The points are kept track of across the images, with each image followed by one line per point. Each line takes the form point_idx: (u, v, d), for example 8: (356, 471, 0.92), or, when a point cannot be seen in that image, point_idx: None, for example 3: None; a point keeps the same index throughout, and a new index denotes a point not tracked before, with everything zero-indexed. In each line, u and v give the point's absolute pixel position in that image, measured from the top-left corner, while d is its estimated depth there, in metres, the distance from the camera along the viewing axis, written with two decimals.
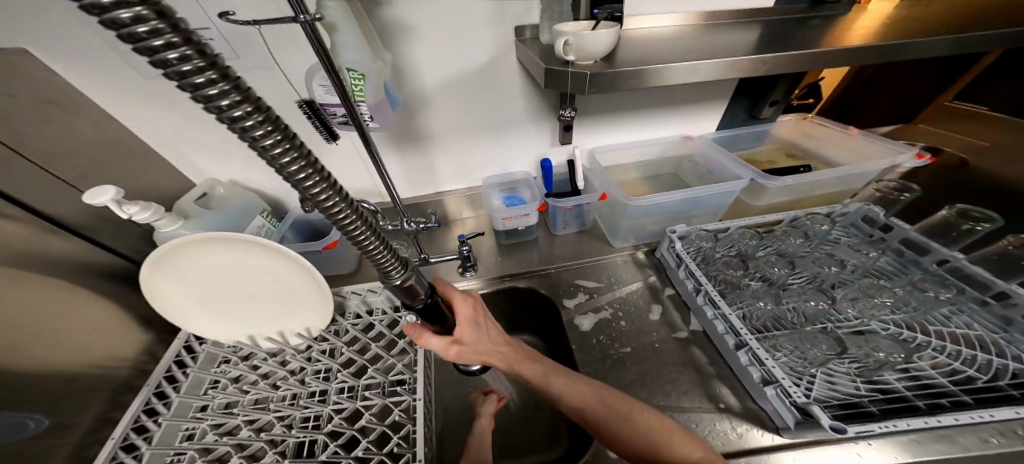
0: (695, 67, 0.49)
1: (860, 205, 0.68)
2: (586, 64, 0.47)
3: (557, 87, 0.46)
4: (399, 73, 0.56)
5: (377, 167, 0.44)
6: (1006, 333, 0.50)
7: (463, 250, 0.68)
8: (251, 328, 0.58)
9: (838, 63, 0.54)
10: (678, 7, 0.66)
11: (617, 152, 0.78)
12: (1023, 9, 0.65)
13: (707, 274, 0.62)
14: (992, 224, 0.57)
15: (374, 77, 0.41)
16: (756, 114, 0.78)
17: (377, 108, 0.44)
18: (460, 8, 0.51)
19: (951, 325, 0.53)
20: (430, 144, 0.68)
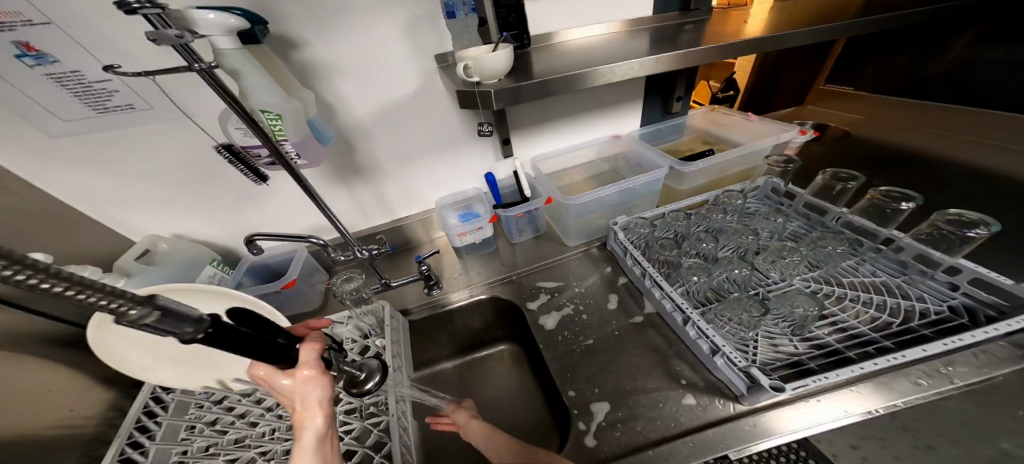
0: (624, 68, 0.57)
1: (765, 179, 0.80)
2: (490, 83, 0.50)
3: (469, 107, 0.50)
4: (326, 109, 0.59)
5: (315, 202, 0.48)
6: (905, 276, 0.58)
7: (422, 269, 0.69)
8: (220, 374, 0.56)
9: (716, 59, 0.64)
10: (603, 19, 0.76)
11: (553, 160, 0.84)
12: (847, 9, 0.81)
13: (650, 259, 0.68)
14: (857, 181, 0.69)
15: (293, 117, 0.43)
16: (668, 110, 0.90)
17: (302, 144, 0.45)
18: (380, 47, 0.56)
19: (859, 275, 0.61)
20: (376, 174, 0.71)
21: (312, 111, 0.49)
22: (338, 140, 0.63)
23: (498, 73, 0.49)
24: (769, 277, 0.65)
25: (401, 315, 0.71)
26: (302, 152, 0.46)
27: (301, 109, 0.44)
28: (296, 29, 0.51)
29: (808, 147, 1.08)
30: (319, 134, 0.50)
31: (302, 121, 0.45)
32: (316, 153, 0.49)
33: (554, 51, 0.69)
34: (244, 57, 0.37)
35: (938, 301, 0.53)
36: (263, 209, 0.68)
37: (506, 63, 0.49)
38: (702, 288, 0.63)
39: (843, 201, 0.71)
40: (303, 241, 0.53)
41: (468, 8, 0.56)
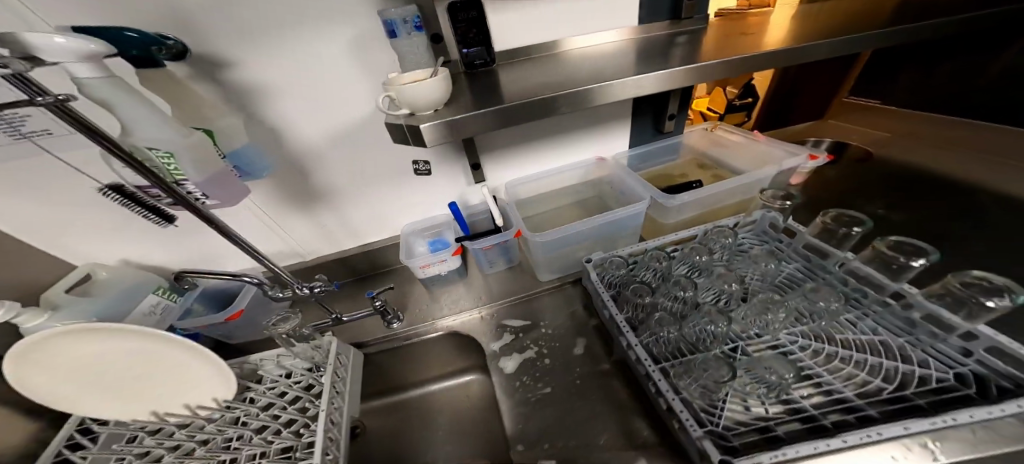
0: (638, 83, 0.53)
1: (764, 212, 0.73)
2: (425, 114, 0.44)
3: (400, 141, 0.44)
4: (259, 134, 0.55)
5: (248, 252, 0.45)
6: (909, 335, 0.50)
7: (376, 305, 0.66)
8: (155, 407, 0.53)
9: (701, 81, 0.56)
10: (616, 23, 0.71)
11: (530, 184, 0.78)
12: (875, 17, 0.72)
13: (621, 304, 0.63)
14: (863, 226, 0.61)
15: (192, 154, 0.40)
16: (661, 129, 0.83)
17: (207, 183, 0.42)
18: (320, 65, 0.51)
19: (857, 331, 0.53)
20: (333, 200, 0.67)
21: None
22: (283, 167, 0.59)
23: (433, 102, 0.43)
24: (751, 329, 0.59)
25: (356, 348, 0.70)
26: (206, 190, 0.43)
27: (205, 144, 0.41)
28: (220, 48, 0.46)
29: (821, 171, 0.99)
30: (246, 166, 0.50)
31: (207, 155, 0.41)
32: (232, 192, 0.46)
33: (526, 69, 0.64)
34: (112, 86, 0.32)
35: (946, 367, 0.45)
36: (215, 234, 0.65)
37: (440, 92, 0.42)
38: (673, 338, 0.57)
39: (847, 248, 0.63)
40: (233, 279, 0.50)
41: (411, 26, 0.50)
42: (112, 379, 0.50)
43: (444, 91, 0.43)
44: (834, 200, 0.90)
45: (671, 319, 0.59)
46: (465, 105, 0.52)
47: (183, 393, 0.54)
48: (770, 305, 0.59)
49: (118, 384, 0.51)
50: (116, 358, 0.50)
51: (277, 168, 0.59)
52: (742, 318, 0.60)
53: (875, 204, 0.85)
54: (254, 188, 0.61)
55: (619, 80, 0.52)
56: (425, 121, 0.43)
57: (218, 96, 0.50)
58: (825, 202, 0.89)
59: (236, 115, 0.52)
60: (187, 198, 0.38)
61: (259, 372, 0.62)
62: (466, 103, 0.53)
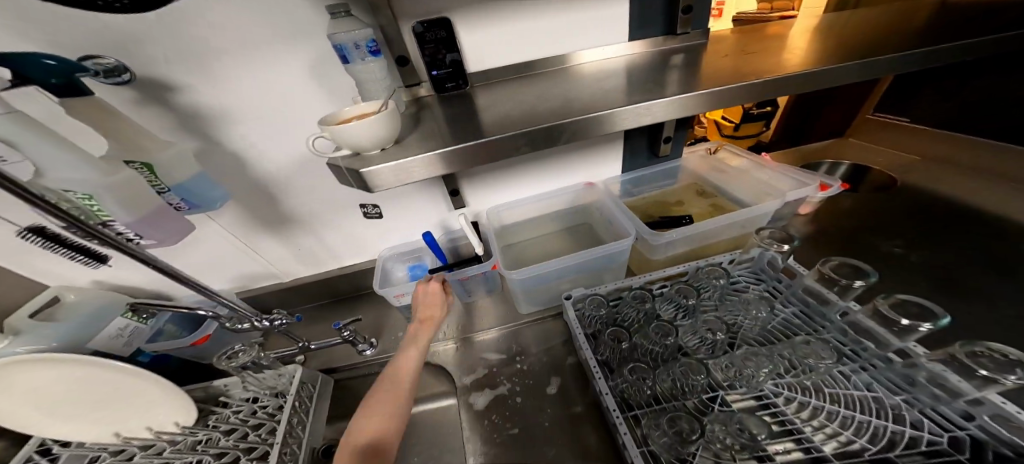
0: (648, 108, 0.50)
1: (762, 251, 0.69)
2: (372, 154, 0.43)
3: (344, 182, 0.43)
4: (208, 159, 0.56)
5: (190, 284, 0.45)
6: (908, 393, 0.48)
7: (343, 335, 0.64)
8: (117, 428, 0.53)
9: (685, 113, 0.52)
10: (620, 38, 0.67)
11: (515, 210, 0.76)
12: (895, 31, 0.66)
13: (597, 355, 0.62)
14: (867, 279, 0.56)
15: (117, 196, 0.39)
16: (657, 152, 0.80)
17: (138, 223, 0.43)
18: (277, 89, 0.52)
19: (848, 387, 0.52)
20: (307, 224, 0.67)
21: (182, 177, 0.46)
22: (242, 195, 0.60)
23: (378, 142, 0.42)
24: (735, 378, 0.58)
25: (327, 375, 0.70)
26: (139, 230, 0.43)
27: (131, 182, 0.41)
28: (163, 70, 0.47)
29: (835, 201, 0.92)
30: (192, 197, 0.48)
31: (134, 194, 0.41)
32: (167, 231, 0.47)
33: (507, 92, 0.61)
34: (13, 124, 0.32)
35: (940, 430, 0.44)
36: (189, 257, 0.65)
37: (385, 131, 0.41)
38: (649, 385, 0.57)
39: (850, 300, 0.58)
40: (187, 312, 0.51)
41: (366, 50, 0.48)
42: (73, 405, 0.51)
43: (394, 127, 0.43)
44: (847, 234, 0.83)
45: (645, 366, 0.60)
46: (430, 137, 0.49)
47: (142, 415, 0.54)
48: (751, 356, 0.58)
49: (78, 410, 0.51)
50: (76, 384, 0.50)
51: (243, 193, 0.60)
52: (726, 367, 0.59)
53: (891, 242, 0.78)
54: (222, 213, 0.61)
55: (595, 113, 0.48)
56: (369, 164, 0.41)
57: (168, 116, 0.50)
58: (836, 237, 0.82)
59: (185, 136, 0.53)
60: (113, 237, 0.37)
61: (222, 396, 0.62)
62: (434, 133, 0.50)
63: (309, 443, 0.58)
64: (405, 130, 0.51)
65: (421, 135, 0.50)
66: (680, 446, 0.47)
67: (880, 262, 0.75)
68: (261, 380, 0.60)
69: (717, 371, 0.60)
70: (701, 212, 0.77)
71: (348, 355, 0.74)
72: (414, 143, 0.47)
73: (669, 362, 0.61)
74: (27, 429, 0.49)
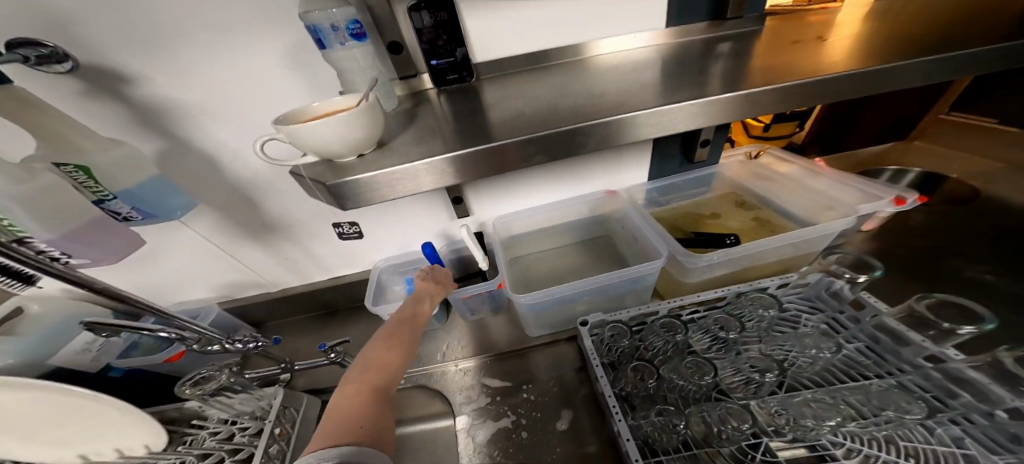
0: (695, 106, 0.39)
1: (820, 276, 0.57)
2: (348, 161, 0.36)
3: (311, 196, 0.35)
4: (175, 160, 0.49)
5: (133, 301, 0.38)
6: (1012, 455, 0.37)
7: (329, 357, 0.57)
8: (84, 448, 0.50)
9: (739, 113, 0.41)
10: (646, 25, 0.56)
11: (525, 220, 0.67)
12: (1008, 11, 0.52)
13: (616, 389, 0.52)
14: (981, 326, 0.43)
15: (33, 206, 0.34)
16: (691, 158, 0.69)
17: (64, 239, 0.37)
18: (253, 81, 0.45)
19: (928, 441, 0.42)
20: (294, 231, 0.61)
21: (129, 181, 0.41)
22: (218, 198, 0.54)
23: (353, 146, 0.34)
24: (783, 424, 0.47)
25: (313, 395, 0.64)
26: (66, 248, 0.38)
27: (52, 188, 0.35)
28: (115, 59, 0.40)
29: (904, 214, 0.77)
30: (145, 205, 0.43)
31: (53, 206, 0.35)
32: (106, 247, 0.42)
33: (516, 86, 0.51)
34: None
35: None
36: (166, 264, 0.60)
37: (361, 131, 0.33)
38: (680, 428, 0.47)
39: (949, 347, 0.45)
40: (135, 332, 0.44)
41: (348, 33, 0.39)
42: (20, 426, 0.46)
43: (376, 129, 0.35)
44: (920, 255, 0.69)
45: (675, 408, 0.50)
46: (422, 137, 0.41)
47: (108, 438, 0.50)
48: (810, 402, 0.48)
49: (25, 431, 0.46)
50: (20, 411, 0.45)
51: (222, 198, 0.54)
52: (774, 412, 0.49)
53: (979, 266, 0.65)
54: (198, 219, 0.55)
55: (625, 113, 0.38)
56: (346, 173, 0.34)
57: (124, 112, 0.44)
58: (908, 259, 0.69)
59: (147, 135, 0.46)
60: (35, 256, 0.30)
61: (197, 417, 0.57)
62: (427, 133, 0.42)
63: None
64: (395, 128, 0.44)
65: (413, 135, 0.42)
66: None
67: (969, 292, 0.61)
68: (232, 405, 0.54)
69: (761, 414, 0.49)
70: (745, 227, 0.65)
71: (337, 374, 0.68)
72: (402, 145, 0.39)
73: (705, 403, 0.51)
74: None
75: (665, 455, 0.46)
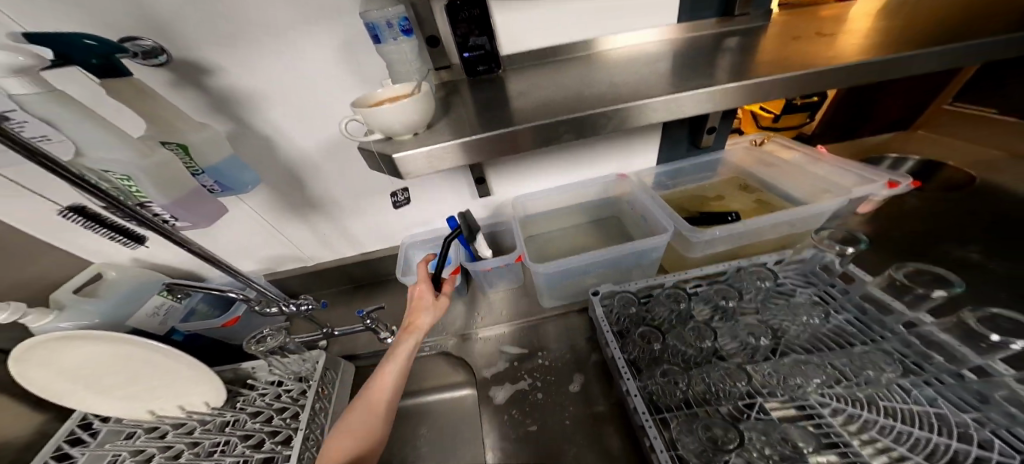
0: (702, 96, 0.44)
1: (815, 251, 0.62)
2: (404, 139, 0.41)
3: (376, 168, 0.42)
4: (240, 142, 0.55)
5: (220, 265, 0.46)
6: (978, 412, 0.41)
7: (366, 323, 0.64)
8: (153, 404, 0.56)
9: (743, 102, 0.46)
10: (661, 20, 0.61)
11: (541, 200, 0.73)
12: (1006, 6, 0.56)
13: (625, 352, 0.57)
14: (950, 289, 0.49)
15: (154, 177, 0.40)
16: (697, 144, 0.74)
17: (174, 206, 0.44)
18: (302, 70, 0.50)
19: (907, 400, 0.46)
20: (331, 210, 0.67)
21: (214, 159, 0.48)
22: (269, 176, 0.60)
23: (411, 126, 0.40)
24: (773, 386, 0.52)
25: (349, 361, 0.70)
26: (175, 213, 0.45)
27: (168, 163, 0.42)
28: (198, 54, 0.46)
29: (900, 199, 0.82)
30: (226, 180, 0.50)
31: (170, 179, 0.42)
32: (205, 214, 0.49)
33: (539, 76, 0.56)
34: (56, 104, 0.33)
35: (1013, 451, 0.37)
36: (216, 238, 0.66)
37: (417, 114, 0.39)
38: (682, 388, 0.53)
39: (922, 311, 0.51)
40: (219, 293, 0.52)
41: (399, 29, 0.45)
42: (101, 380, 0.53)
43: (428, 110, 0.40)
44: (913, 236, 0.74)
45: (679, 369, 0.55)
46: (462, 122, 0.46)
47: (175, 393, 0.56)
48: (799, 365, 0.52)
49: (106, 385, 0.53)
50: (110, 362, 0.52)
51: (269, 177, 0.60)
52: (767, 375, 0.54)
53: (967, 247, 0.69)
54: (251, 196, 0.61)
55: (640, 101, 0.43)
56: (401, 149, 0.39)
57: (197, 101, 0.50)
58: (901, 240, 0.73)
59: (213, 120, 0.52)
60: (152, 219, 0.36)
61: (250, 378, 0.63)
62: (466, 119, 0.47)
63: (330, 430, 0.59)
64: (435, 114, 0.49)
65: (452, 120, 0.47)
66: (713, 452, 0.43)
67: (954, 270, 0.66)
68: (286, 365, 0.62)
69: (756, 377, 0.54)
70: (746, 208, 0.70)
71: (370, 342, 0.74)
72: (445, 129, 0.44)
73: (705, 365, 0.56)
74: (56, 398, 0.51)
75: (668, 412, 0.51)
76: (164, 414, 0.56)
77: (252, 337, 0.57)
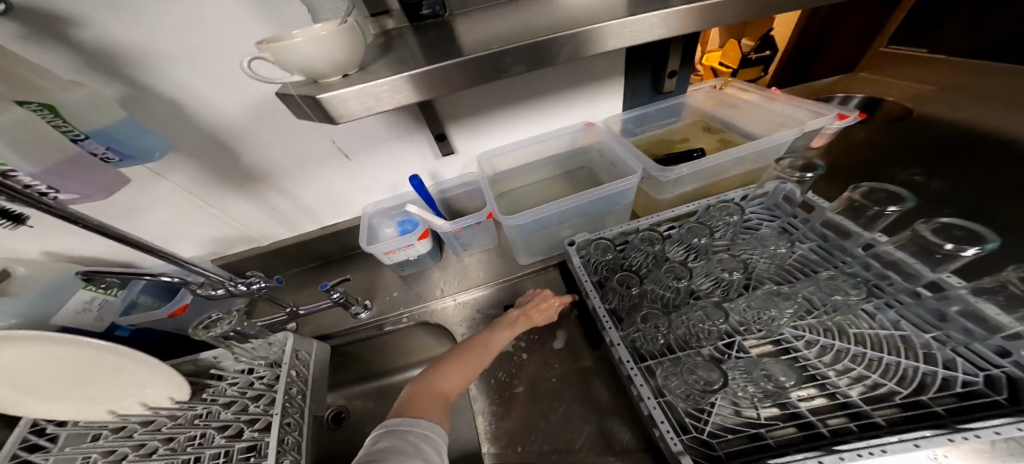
0: (650, 21, 0.43)
1: (777, 183, 0.64)
2: (332, 81, 0.37)
3: (304, 117, 0.37)
4: (143, 108, 0.50)
5: (157, 253, 0.42)
6: (938, 331, 0.43)
7: (334, 297, 0.60)
8: (114, 403, 0.50)
9: (689, 29, 0.45)
10: None
11: (505, 155, 0.71)
12: None
13: (606, 304, 0.57)
14: (903, 205, 0.50)
15: (11, 139, 0.35)
16: (659, 88, 0.73)
17: (49, 174, 0.39)
18: (194, 11, 0.43)
19: (875, 325, 0.48)
20: (275, 178, 0.64)
21: (96, 120, 0.43)
22: (189, 145, 0.55)
23: (337, 66, 0.35)
24: (752, 323, 0.54)
25: (322, 341, 0.67)
26: (55, 184, 0.39)
27: (28, 123, 0.36)
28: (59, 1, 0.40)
29: (848, 133, 0.86)
30: (120, 145, 0.45)
31: (35, 144, 0.37)
32: (92, 184, 0.44)
33: (485, 16, 0.53)
34: None
35: (976, 369, 0.39)
36: (153, 219, 0.61)
37: (343, 53, 0.35)
38: (662, 335, 0.53)
39: (877, 230, 0.53)
40: (153, 279, 0.47)
41: None
42: (43, 381, 0.47)
43: (349, 43, 0.35)
44: (864, 166, 0.78)
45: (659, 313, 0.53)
46: (402, 62, 0.42)
47: (135, 389, 0.51)
48: (774, 297, 0.52)
49: (52, 386, 0.48)
50: (50, 361, 0.47)
51: (190, 145, 0.55)
52: (743, 310, 0.55)
53: (911, 170, 0.74)
54: (172, 170, 0.56)
55: (588, 26, 0.40)
56: (328, 90, 0.35)
57: (74, 58, 0.44)
58: (851, 170, 0.77)
59: (106, 82, 0.46)
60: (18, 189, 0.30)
61: (215, 368, 0.58)
62: (407, 59, 0.43)
63: (311, 411, 0.57)
64: (372, 57, 0.44)
65: (391, 62, 0.42)
66: (698, 397, 0.43)
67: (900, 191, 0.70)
68: (252, 351, 0.57)
69: (735, 316, 0.55)
70: (710, 147, 0.71)
71: (342, 319, 0.71)
72: (382, 69, 0.40)
73: (684, 307, 0.56)
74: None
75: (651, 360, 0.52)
76: (128, 412, 0.50)
77: (202, 322, 0.53)
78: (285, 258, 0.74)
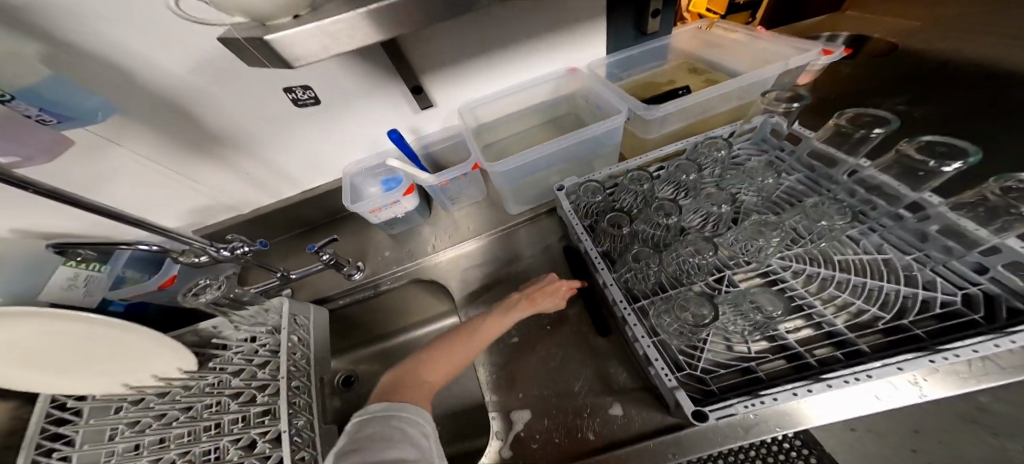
0: None
1: (764, 117, 0.63)
2: (282, 22, 0.34)
3: (258, 64, 0.35)
4: (72, 68, 0.46)
5: (142, 227, 0.40)
6: (919, 252, 0.45)
7: (324, 259, 0.60)
8: (124, 376, 0.51)
9: None
10: None
11: (489, 106, 0.69)
12: None
13: (597, 247, 0.58)
14: (887, 127, 0.52)
15: None
16: (643, 29, 0.71)
17: None
18: None
19: (857, 252, 0.49)
20: (249, 142, 0.62)
21: (23, 78, 0.43)
22: (142, 110, 0.52)
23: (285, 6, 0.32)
24: (741, 256, 0.56)
25: (321, 304, 0.68)
26: None
27: None
28: None
29: (835, 69, 0.86)
30: (53, 106, 0.46)
31: None
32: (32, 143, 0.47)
33: None
34: None
35: (954, 289, 0.41)
36: (124, 186, 0.60)
37: None
38: (654, 273, 0.54)
39: (860, 155, 0.55)
40: (130, 247, 0.45)
41: None
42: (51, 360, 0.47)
43: None
44: (849, 101, 0.78)
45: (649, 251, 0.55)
46: None
47: (144, 361, 0.51)
48: (761, 228, 0.53)
49: (54, 365, 0.47)
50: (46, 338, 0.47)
51: (139, 108, 0.52)
52: (732, 244, 0.57)
53: (894, 100, 0.74)
54: (125, 136, 0.54)
55: None
56: (278, 31, 0.32)
57: None
58: (836, 105, 0.78)
59: (29, 36, 0.42)
60: None
61: (217, 337, 0.58)
62: None
63: (318, 373, 0.58)
64: None
65: None
66: (691, 332, 0.45)
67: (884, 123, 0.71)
68: (250, 318, 0.58)
69: (726, 251, 0.57)
70: (696, 87, 0.71)
71: (336, 282, 0.71)
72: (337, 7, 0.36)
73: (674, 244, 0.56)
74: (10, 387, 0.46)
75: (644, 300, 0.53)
76: (143, 382, 0.51)
77: (194, 287, 0.53)
78: (269, 225, 0.73)
